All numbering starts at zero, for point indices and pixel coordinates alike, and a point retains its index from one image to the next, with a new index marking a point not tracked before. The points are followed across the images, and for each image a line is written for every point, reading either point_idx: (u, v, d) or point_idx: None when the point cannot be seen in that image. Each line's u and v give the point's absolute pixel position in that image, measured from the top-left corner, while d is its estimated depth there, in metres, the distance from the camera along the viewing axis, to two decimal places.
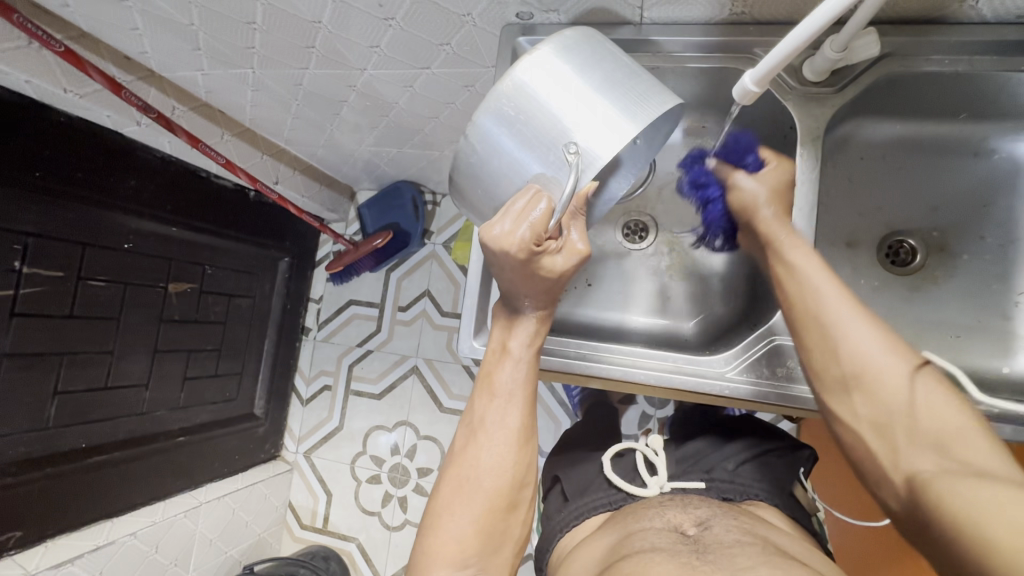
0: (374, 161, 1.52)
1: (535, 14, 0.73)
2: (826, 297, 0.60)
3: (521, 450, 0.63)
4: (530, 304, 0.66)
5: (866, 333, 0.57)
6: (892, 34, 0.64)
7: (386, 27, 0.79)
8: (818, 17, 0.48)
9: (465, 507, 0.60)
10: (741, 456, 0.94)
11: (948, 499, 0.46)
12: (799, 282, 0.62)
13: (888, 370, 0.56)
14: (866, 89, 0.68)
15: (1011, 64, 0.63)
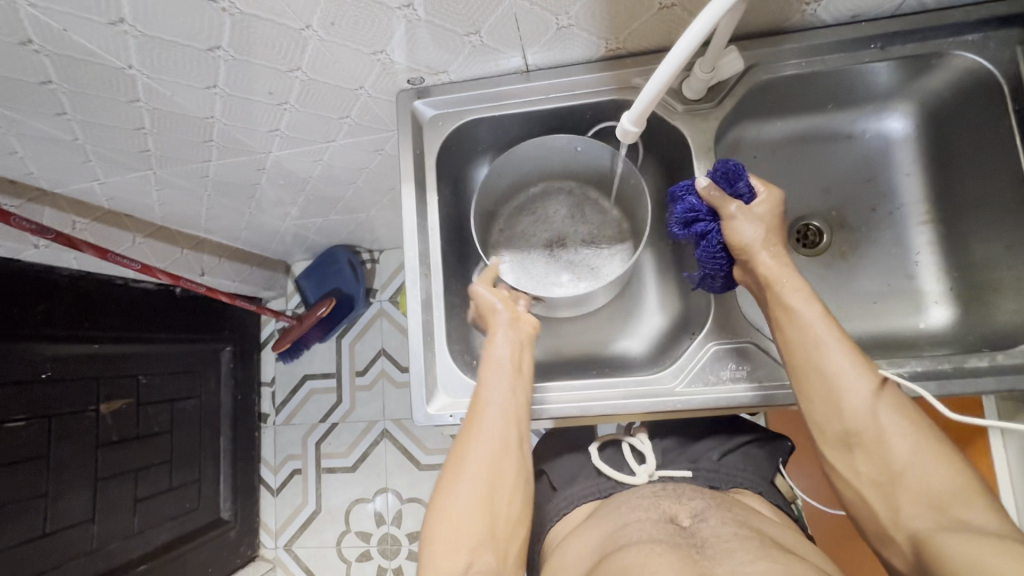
0: (302, 233, 1.50)
1: (426, 78, 0.75)
2: (828, 358, 0.59)
3: (507, 435, 0.63)
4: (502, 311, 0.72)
5: (868, 396, 0.57)
6: (753, 47, 0.70)
7: (282, 111, 0.79)
8: (675, 59, 0.52)
9: (455, 503, 0.59)
10: (725, 446, 0.97)
11: (949, 555, 0.48)
12: (797, 341, 0.61)
13: (891, 435, 0.56)
14: (742, 98, 0.73)
15: (858, 57, 0.70)
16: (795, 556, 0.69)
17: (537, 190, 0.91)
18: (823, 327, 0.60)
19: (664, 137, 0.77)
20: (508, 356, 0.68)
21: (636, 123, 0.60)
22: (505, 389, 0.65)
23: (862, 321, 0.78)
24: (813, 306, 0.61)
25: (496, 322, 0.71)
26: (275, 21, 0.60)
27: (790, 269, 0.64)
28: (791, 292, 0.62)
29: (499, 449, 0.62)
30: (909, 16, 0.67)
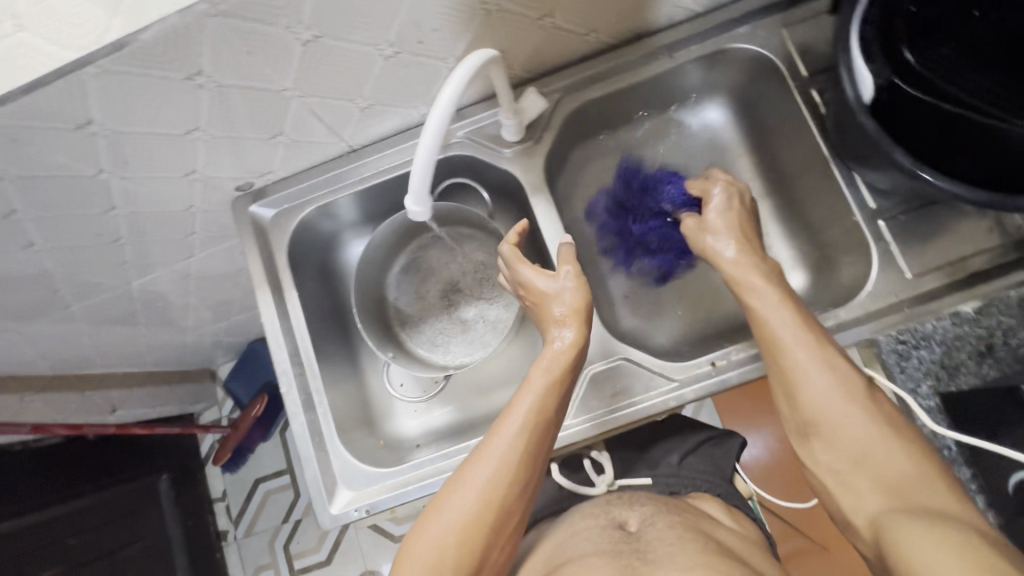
0: (213, 338, 1.45)
1: (255, 181, 0.75)
2: (792, 359, 0.57)
3: (524, 465, 0.59)
4: (560, 309, 0.66)
5: (826, 386, 0.55)
6: (551, 82, 0.74)
7: (120, 246, 0.77)
8: (431, 138, 0.51)
9: (458, 493, 0.58)
10: (683, 449, 0.98)
11: (903, 543, 0.45)
12: (762, 337, 0.60)
13: (851, 425, 0.54)
14: (564, 127, 0.76)
15: (648, 70, 0.75)
16: (731, 560, 0.68)
17: (407, 267, 0.91)
18: (786, 323, 0.58)
19: (502, 181, 0.79)
20: (551, 368, 0.63)
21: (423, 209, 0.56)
22: (538, 403, 0.61)
23: (732, 302, 0.83)
24: (774, 300, 0.60)
25: (552, 318, 0.67)
26: (61, 175, 0.59)
27: (759, 271, 0.63)
28: (755, 295, 0.61)
29: (515, 462, 0.58)
30: (681, 24, 0.73)
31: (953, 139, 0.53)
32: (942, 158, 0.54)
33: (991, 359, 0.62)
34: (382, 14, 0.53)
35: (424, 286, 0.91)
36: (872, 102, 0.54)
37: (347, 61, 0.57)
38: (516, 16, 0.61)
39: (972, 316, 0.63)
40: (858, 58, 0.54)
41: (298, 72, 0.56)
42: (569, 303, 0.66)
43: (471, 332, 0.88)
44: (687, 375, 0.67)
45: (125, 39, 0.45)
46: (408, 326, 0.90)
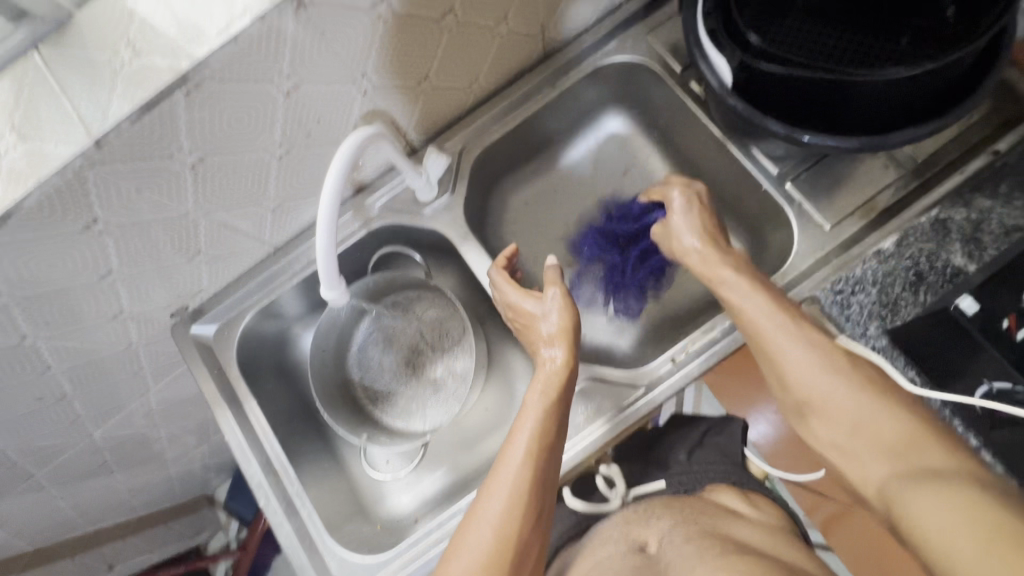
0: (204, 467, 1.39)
1: (189, 303, 0.74)
2: (771, 340, 0.58)
3: (531, 499, 0.56)
4: (547, 326, 0.68)
5: (809, 366, 0.56)
6: (451, 135, 0.76)
7: (67, 401, 0.75)
8: (324, 233, 0.52)
9: (472, 537, 0.55)
10: (689, 444, 0.94)
11: (914, 510, 0.46)
12: (747, 322, 0.61)
13: (844, 404, 0.54)
14: (475, 173, 0.79)
15: (539, 101, 0.78)
16: (753, 559, 0.66)
17: (358, 340, 0.90)
18: (765, 312, 0.60)
19: (430, 238, 0.79)
20: (548, 390, 0.63)
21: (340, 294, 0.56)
22: (541, 426, 0.60)
23: (683, 292, 0.85)
24: (745, 283, 0.62)
25: (541, 338, 0.68)
26: None
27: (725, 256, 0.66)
28: (726, 280, 0.64)
29: (528, 492, 0.56)
30: (556, 53, 0.77)
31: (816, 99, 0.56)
32: (813, 118, 0.58)
33: (925, 287, 0.62)
34: (261, 120, 0.55)
35: (381, 355, 0.90)
36: (735, 83, 0.59)
37: (243, 169, 0.59)
38: (394, 89, 0.64)
39: (894, 249, 0.64)
40: (710, 49, 0.59)
41: (196, 192, 0.58)
42: (558, 323, 0.67)
43: (437, 391, 0.87)
44: (651, 378, 0.68)
45: (8, 209, 0.46)
46: (374, 399, 0.89)
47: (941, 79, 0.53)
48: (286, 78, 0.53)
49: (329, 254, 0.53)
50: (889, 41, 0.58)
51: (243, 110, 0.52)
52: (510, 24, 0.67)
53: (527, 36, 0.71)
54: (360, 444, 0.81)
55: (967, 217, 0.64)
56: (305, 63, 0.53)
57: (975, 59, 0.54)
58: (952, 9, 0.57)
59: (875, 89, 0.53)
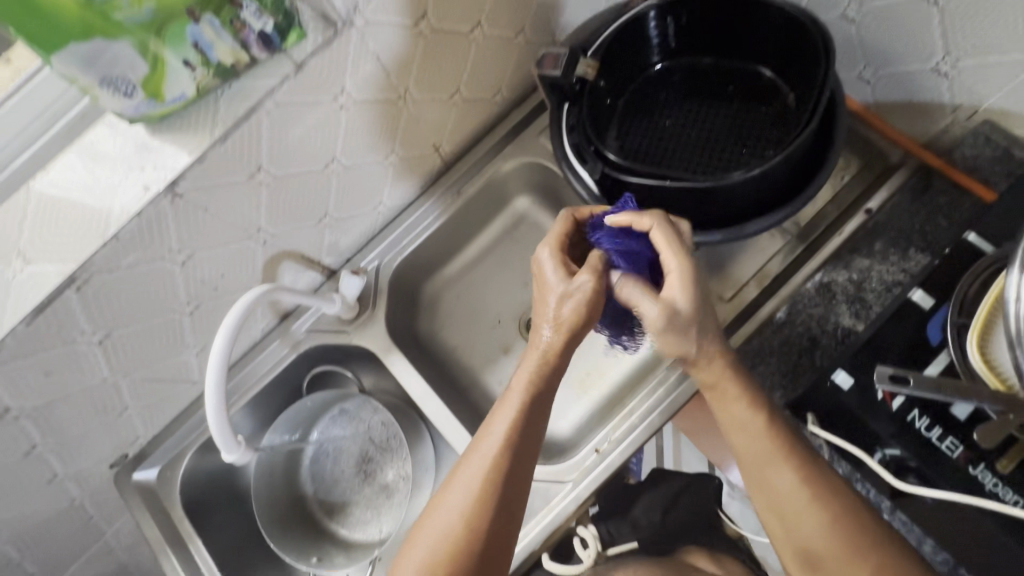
0: None
1: (129, 449, 0.76)
2: (773, 476, 0.55)
3: (493, 494, 0.55)
4: (552, 310, 0.59)
5: (811, 521, 0.54)
6: (366, 254, 0.81)
7: (17, 565, 0.75)
8: (214, 403, 0.54)
9: (439, 513, 0.57)
10: (663, 505, 0.93)
11: None
12: (743, 453, 0.57)
13: (847, 563, 0.52)
14: (395, 283, 0.82)
15: (446, 209, 0.82)
16: None
17: (305, 455, 0.90)
18: (757, 442, 0.56)
19: (360, 352, 0.82)
20: (535, 376, 0.58)
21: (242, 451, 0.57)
22: (514, 418, 0.57)
23: (616, 365, 0.86)
24: (754, 419, 0.56)
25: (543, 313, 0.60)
26: None
27: (728, 382, 0.58)
28: (726, 409, 0.58)
29: (501, 476, 0.56)
30: (457, 163, 0.82)
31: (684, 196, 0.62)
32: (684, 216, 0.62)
33: (821, 351, 0.64)
34: (162, 289, 0.59)
35: (330, 466, 0.91)
36: (602, 192, 0.64)
37: (155, 332, 0.62)
38: (295, 231, 0.68)
39: (787, 317, 0.67)
40: (575, 162, 0.64)
41: (110, 362, 0.61)
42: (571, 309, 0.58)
43: (385, 498, 0.87)
44: (579, 472, 0.69)
45: None
46: (326, 512, 0.89)
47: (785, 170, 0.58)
48: (178, 253, 0.56)
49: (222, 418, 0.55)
50: (743, 129, 0.66)
51: (140, 287, 0.56)
52: (400, 154, 0.72)
53: (422, 157, 0.76)
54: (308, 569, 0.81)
55: (850, 278, 0.66)
56: (193, 237, 0.56)
57: (815, 148, 0.59)
58: (792, 95, 0.65)
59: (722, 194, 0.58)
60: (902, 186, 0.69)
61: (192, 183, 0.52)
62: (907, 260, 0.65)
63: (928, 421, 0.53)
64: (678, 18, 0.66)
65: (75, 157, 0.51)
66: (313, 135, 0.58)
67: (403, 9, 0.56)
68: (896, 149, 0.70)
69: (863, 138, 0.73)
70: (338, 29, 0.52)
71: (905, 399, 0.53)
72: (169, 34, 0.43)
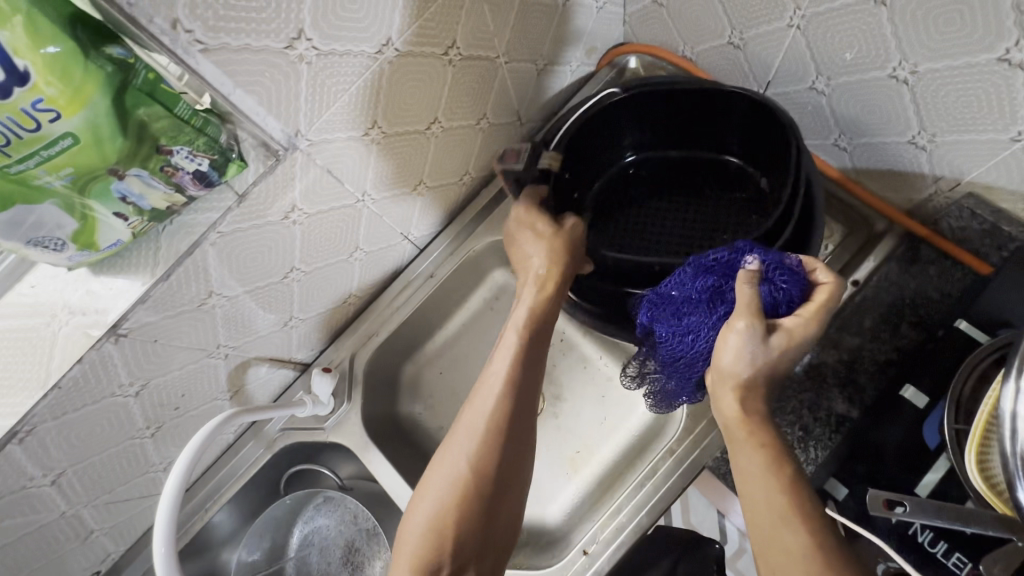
0: None
1: (100, 568, 0.73)
2: (786, 535, 0.46)
3: (503, 433, 0.54)
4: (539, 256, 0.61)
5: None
6: (340, 345, 0.78)
7: None
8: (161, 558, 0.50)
9: (440, 471, 0.54)
10: None
11: None
12: (755, 500, 0.49)
13: None
14: (372, 372, 0.79)
15: (421, 293, 0.79)
16: None
17: (287, 553, 0.87)
18: (770, 490, 0.48)
19: (338, 446, 0.79)
20: (532, 319, 0.59)
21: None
22: (517, 358, 0.57)
23: (606, 442, 0.82)
24: (773, 465, 0.49)
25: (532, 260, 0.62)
26: None
27: (757, 426, 0.51)
28: (742, 455, 0.51)
29: (502, 423, 0.55)
30: (429, 246, 0.80)
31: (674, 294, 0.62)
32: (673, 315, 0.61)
33: (814, 441, 0.61)
34: (117, 419, 0.56)
35: (313, 563, 0.87)
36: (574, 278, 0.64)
37: (115, 459, 0.60)
38: (260, 337, 0.66)
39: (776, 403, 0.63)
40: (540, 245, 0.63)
41: (68, 495, 0.58)
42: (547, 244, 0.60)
43: None
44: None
45: None
46: None
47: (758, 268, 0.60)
48: (131, 384, 0.54)
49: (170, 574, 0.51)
50: (720, 212, 0.66)
51: (91, 422, 0.54)
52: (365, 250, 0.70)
53: (390, 248, 0.74)
54: None
55: (840, 358, 0.63)
56: (145, 368, 0.54)
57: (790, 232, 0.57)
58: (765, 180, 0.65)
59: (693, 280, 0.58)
60: (888, 255, 0.65)
61: (138, 321, 0.50)
62: (897, 337, 0.62)
63: (931, 535, 0.49)
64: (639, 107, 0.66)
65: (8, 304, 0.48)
66: (266, 251, 0.57)
67: (351, 123, 0.54)
68: (880, 217, 0.67)
69: (844, 204, 0.70)
70: (282, 156, 0.50)
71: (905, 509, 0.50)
72: (95, 191, 0.41)
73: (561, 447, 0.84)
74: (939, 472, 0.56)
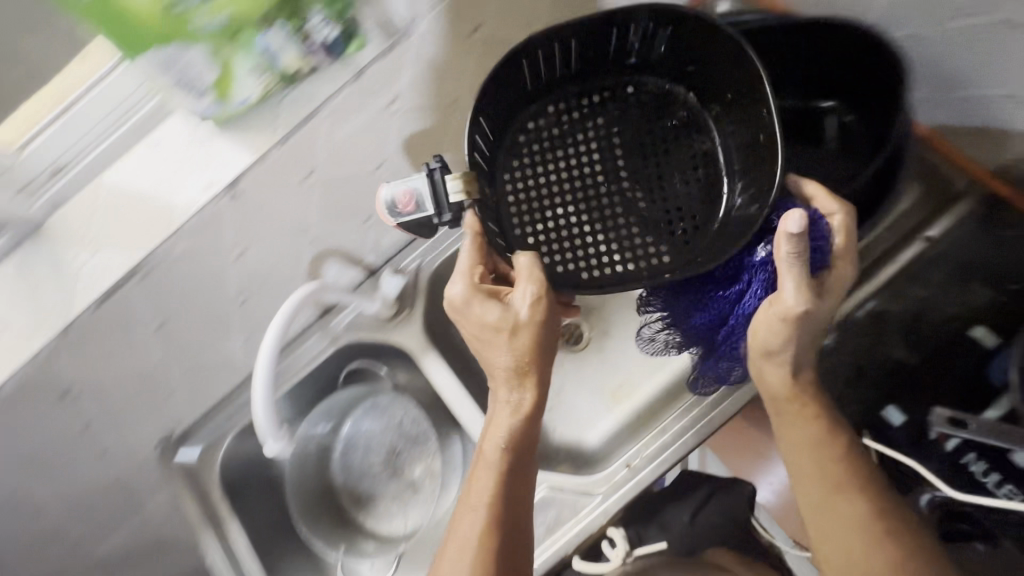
0: None
1: (172, 430, 0.79)
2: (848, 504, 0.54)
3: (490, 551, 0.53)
4: (507, 361, 0.56)
5: (875, 555, 0.52)
6: (407, 254, 0.81)
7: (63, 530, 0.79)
8: (262, 388, 0.55)
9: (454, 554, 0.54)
10: None
11: None
12: (810, 469, 0.56)
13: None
14: (435, 284, 0.82)
15: None
16: None
17: (335, 444, 0.90)
18: (822, 458, 0.55)
19: (395, 349, 0.83)
20: (505, 435, 0.56)
21: (285, 441, 0.57)
22: (498, 472, 0.55)
23: (651, 378, 0.84)
24: (828, 439, 0.56)
25: (498, 371, 0.57)
26: None
27: (810, 399, 0.56)
28: (795, 427, 0.57)
29: (497, 532, 0.54)
30: None
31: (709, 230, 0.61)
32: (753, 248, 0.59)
33: (866, 381, 0.64)
34: (214, 280, 0.61)
35: (360, 456, 0.90)
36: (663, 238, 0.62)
37: (206, 323, 0.65)
38: None
39: (835, 346, 0.64)
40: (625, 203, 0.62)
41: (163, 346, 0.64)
42: (518, 346, 0.55)
43: (418, 489, 0.88)
44: (608, 485, 0.69)
45: None
46: (356, 500, 0.89)
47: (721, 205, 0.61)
48: (234, 247, 0.59)
49: (268, 412, 0.56)
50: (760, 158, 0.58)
51: (194, 278, 0.59)
52: None
53: None
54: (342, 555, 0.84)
55: (905, 309, 0.64)
56: (247, 233, 0.59)
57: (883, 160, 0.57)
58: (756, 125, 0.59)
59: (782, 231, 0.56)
60: (968, 216, 0.65)
61: (253, 181, 0.56)
62: (964, 293, 0.63)
63: (983, 464, 0.55)
64: (636, 33, 0.59)
65: (150, 157, 0.56)
66: (365, 139, 0.59)
67: (453, 29, 0.59)
68: (963, 177, 0.65)
69: (928, 160, 0.68)
70: (400, 38, 0.58)
71: (959, 441, 0.56)
72: (243, 39, 0.51)
73: (606, 379, 0.86)
74: (999, 409, 0.59)
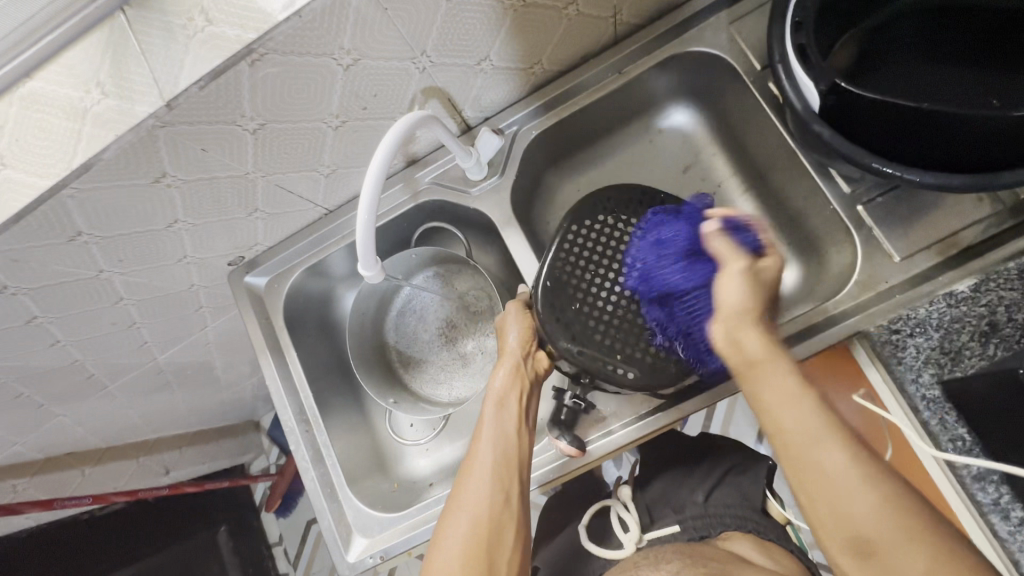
0: (255, 404, 1.42)
1: (245, 254, 0.79)
2: (825, 450, 0.45)
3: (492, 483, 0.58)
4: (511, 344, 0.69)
5: (864, 498, 0.44)
6: (506, 116, 0.75)
7: (137, 328, 0.82)
8: (367, 204, 0.54)
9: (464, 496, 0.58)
10: None
11: None
12: (783, 405, 0.48)
13: (886, 526, 0.43)
14: (530, 154, 0.76)
15: (607, 84, 0.73)
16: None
17: (394, 305, 0.89)
18: (793, 394, 0.48)
19: (473, 215, 0.79)
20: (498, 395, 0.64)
21: (375, 270, 0.60)
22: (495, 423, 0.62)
23: None
24: (794, 379, 0.49)
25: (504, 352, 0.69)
26: (70, 278, 0.65)
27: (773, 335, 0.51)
28: (770, 373, 0.49)
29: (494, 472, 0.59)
30: (627, 38, 0.72)
31: (861, 121, 0.53)
32: (911, 152, 0.53)
33: (997, 339, 0.55)
34: (320, 92, 0.57)
35: (416, 321, 0.90)
36: (822, 108, 0.54)
37: (299, 137, 0.61)
38: (454, 66, 0.63)
39: (969, 294, 0.57)
40: (797, 66, 0.55)
41: (257, 154, 0.61)
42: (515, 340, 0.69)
43: (471, 358, 0.87)
44: (673, 390, 0.67)
45: (90, 161, 0.51)
46: (407, 362, 0.89)
47: (840, 145, 0.54)
48: (346, 52, 0.54)
49: (369, 228, 0.55)
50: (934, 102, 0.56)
51: (299, 80, 0.54)
52: (579, 7, 0.63)
53: (597, 20, 0.67)
54: (391, 407, 0.83)
55: None
56: (365, 39, 0.54)
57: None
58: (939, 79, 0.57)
59: (977, 140, 0.49)
60: None
61: None
62: None
63: None
64: None
65: None
66: None
67: None
68: None
69: None
70: None
71: None
72: None
73: None
74: None
